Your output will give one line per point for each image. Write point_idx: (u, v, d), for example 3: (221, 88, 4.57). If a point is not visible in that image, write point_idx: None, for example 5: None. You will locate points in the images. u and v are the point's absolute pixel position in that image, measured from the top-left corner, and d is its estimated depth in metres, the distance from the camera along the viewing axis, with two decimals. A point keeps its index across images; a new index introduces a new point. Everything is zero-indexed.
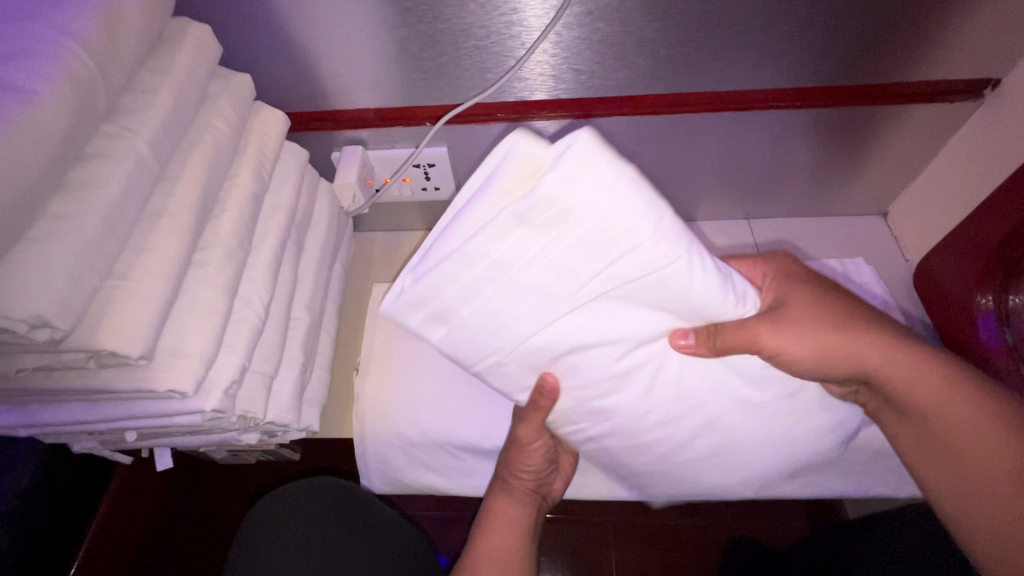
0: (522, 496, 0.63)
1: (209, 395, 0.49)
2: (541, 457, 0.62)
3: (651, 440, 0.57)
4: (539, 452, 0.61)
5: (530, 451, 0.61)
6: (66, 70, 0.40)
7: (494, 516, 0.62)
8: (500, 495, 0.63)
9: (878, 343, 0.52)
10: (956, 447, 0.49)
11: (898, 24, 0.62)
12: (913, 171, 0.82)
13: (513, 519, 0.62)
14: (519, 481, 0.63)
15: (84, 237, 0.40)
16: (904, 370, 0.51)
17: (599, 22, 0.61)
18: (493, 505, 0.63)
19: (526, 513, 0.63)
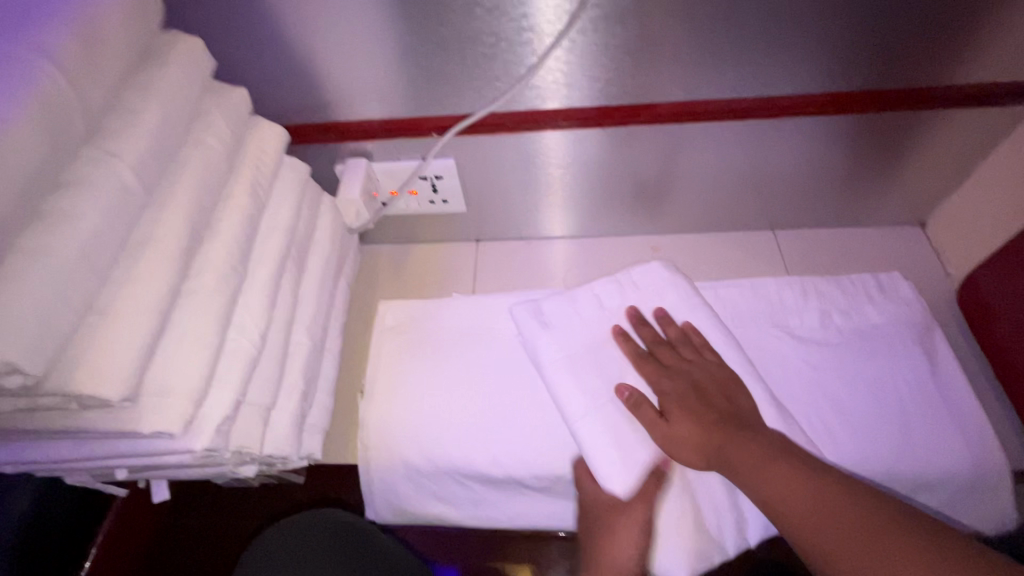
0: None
1: (200, 434, 0.46)
2: (640, 540, 0.56)
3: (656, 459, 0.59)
4: (636, 532, 0.56)
5: (623, 531, 0.56)
6: (39, 94, 0.37)
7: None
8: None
9: (695, 432, 0.55)
10: (796, 510, 0.46)
11: (946, 23, 0.56)
12: (955, 179, 0.76)
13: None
14: (615, 566, 0.54)
15: (60, 274, 0.37)
16: (716, 453, 0.53)
17: (616, 26, 0.56)
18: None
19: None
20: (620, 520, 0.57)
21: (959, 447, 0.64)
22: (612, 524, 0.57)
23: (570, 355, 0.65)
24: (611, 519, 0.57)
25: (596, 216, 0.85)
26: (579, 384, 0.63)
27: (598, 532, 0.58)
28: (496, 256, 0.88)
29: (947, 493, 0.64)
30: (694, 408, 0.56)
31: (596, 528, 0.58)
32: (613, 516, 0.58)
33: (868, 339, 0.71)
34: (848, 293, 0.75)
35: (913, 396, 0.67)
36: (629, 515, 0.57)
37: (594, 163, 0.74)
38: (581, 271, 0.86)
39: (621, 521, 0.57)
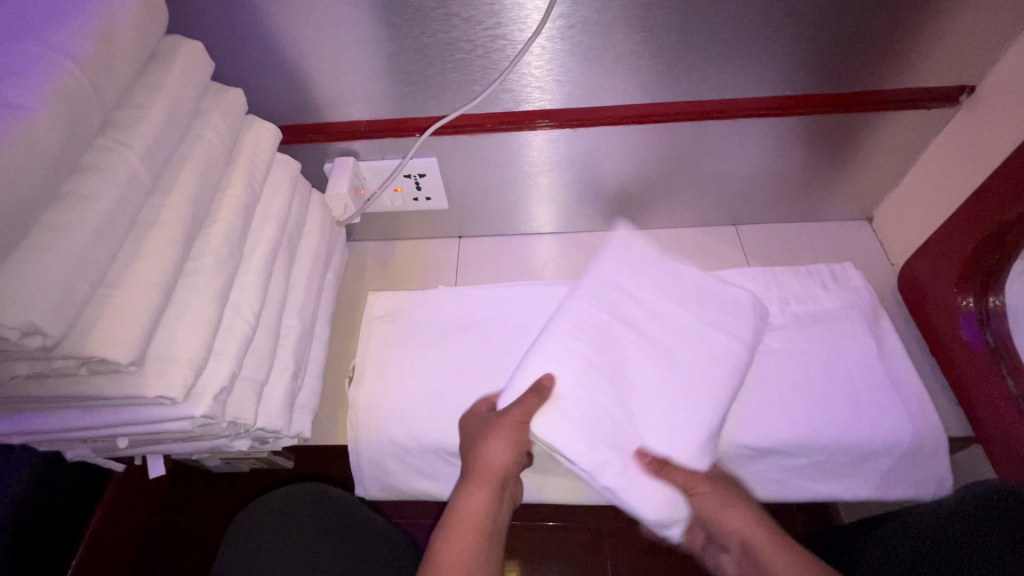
0: (489, 483, 0.59)
1: (199, 402, 0.50)
2: (513, 444, 0.61)
3: (593, 391, 0.64)
4: (510, 440, 0.61)
5: (494, 444, 0.61)
6: (59, 86, 0.42)
7: (463, 514, 0.56)
8: (468, 488, 0.59)
9: (747, 511, 0.62)
10: None
11: (873, 34, 0.63)
12: (895, 175, 0.83)
13: (483, 513, 0.57)
14: (490, 468, 0.60)
15: (76, 247, 0.41)
16: (773, 543, 0.58)
17: (581, 34, 0.62)
18: (462, 504, 0.57)
19: (494, 504, 0.58)
20: (500, 430, 0.62)
21: (902, 420, 0.70)
22: (492, 432, 0.62)
23: (603, 304, 0.70)
24: (491, 430, 0.62)
25: (572, 213, 0.91)
26: (591, 313, 0.68)
27: (477, 444, 0.62)
28: (477, 251, 0.94)
29: (887, 463, 0.69)
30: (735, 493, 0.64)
31: (476, 436, 0.64)
32: (493, 426, 0.63)
33: (818, 323, 0.77)
34: (803, 282, 0.81)
35: (861, 373, 0.73)
36: (505, 427, 0.62)
37: (567, 161, 0.80)
38: (559, 264, 0.92)
39: (501, 427, 0.62)
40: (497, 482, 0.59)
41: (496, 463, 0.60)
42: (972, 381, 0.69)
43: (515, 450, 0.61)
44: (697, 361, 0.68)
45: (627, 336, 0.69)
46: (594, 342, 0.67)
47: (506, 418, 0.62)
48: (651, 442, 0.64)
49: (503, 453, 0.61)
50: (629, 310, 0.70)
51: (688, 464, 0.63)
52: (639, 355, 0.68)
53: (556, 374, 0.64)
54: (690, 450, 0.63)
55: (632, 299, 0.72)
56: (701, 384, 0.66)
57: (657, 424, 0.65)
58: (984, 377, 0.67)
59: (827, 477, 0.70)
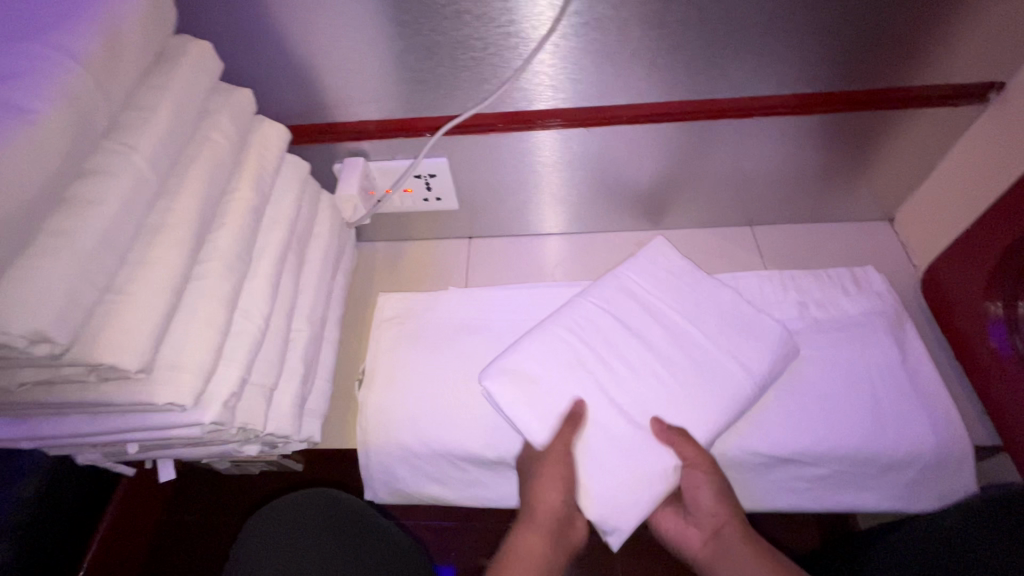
0: (546, 529, 0.58)
1: (208, 408, 0.49)
2: (564, 484, 0.60)
3: (569, 369, 0.65)
4: (561, 478, 0.60)
5: (545, 484, 0.60)
6: (65, 89, 0.41)
7: (521, 561, 0.55)
8: (523, 535, 0.57)
9: (729, 502, 0.60)
10: None
11: (900, 29, 0.61)
12: (919, 174, 0.81)
13: (541, 561, 0.55)
14: (545, 514, 0.59)
15: (83, 253, 0.41)
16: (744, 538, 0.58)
17: (595, 31, 0.61)
18: (519, 544, 0.57)
19: (553, 552, 0.56)
20: (549, 469, 0.61)
21: (926, 429, 0.68)
22: (542, 471, 0.61)
23: (609, 304, 0.71)
24: (541, 470, 0.61)
25: (583, 213, 0.89)
26: (592, 307, 0.70)
27: (529, 487, 0.61)
28: (487, 252, 0.92)
29: (909, 474, 0.67)
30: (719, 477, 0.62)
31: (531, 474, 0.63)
32: (541, 467, 0.62)
33: (838, 327, 0.75)
34: (822, 285, 0.79)
35: (882, 380, 0.71)
36: (555, 466, 0.61)
37: (580, 161, 0.78)
38: (571, 265, 0.90)
39: (550, 464, 0.61)
40: (553, 528, 0.58)
41: (550, 504, 0.59)
42: (999, 389, 0.67)
43: (565, 489, 0.60)
44: (692, 373, 0.66)
45: (628, 338, 0.68)
46: (587, 341, 0.67)
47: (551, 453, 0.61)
48: (615, 437, 0.63)
49: (556, 494, 0.60)
50: (635, 313, 0.70)
51: (653, 465, 0.61)
52: (636, 356, 0.67)
53: (536, 350, 0.66)
54: (655, 463, 0.61)
55: (641, 302, 0.71)
56: (689, 398, 0.65)
57: (630, 433, 0.63)
58: (1012, 385, 0.64)
59: (847, 485, 0.69)
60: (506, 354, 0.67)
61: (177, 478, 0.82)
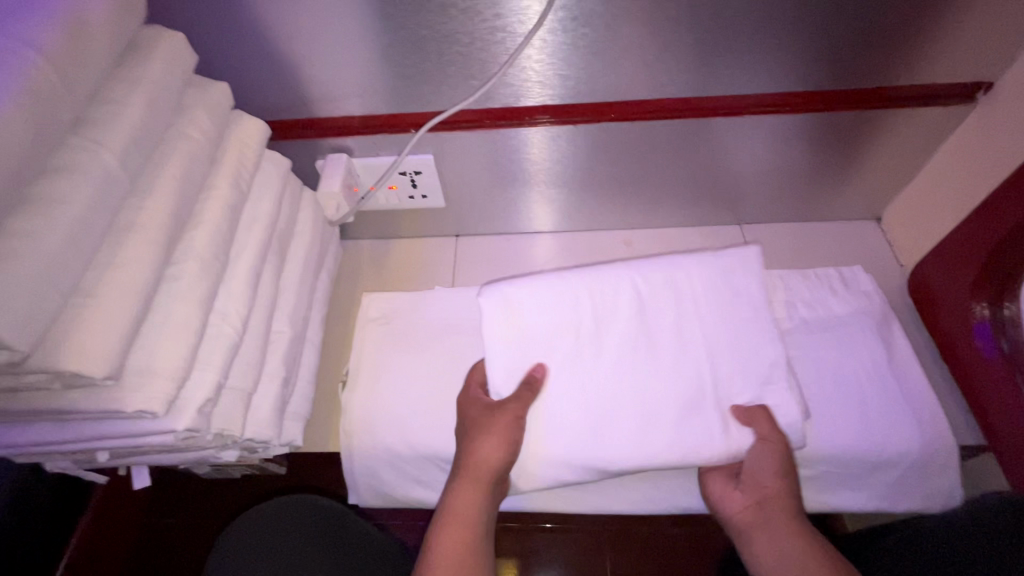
0: (481, 481, 0.59)
1: (181, 415, 0.47)
2: (504, 439, 0.61)
3: (562, 329, 0.65)
4: (501, 434, 0.61)
5: (484, 440, 0.61)
6: (26, 82, 0.39)
7: (453, 515, 0.57)
8: (459, 488, 0.59)
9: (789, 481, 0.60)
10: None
11: (892, 28, 0.60)
12: (907, 173, 0.81)
13: (474, 512, 0.57)
14: (483, 465, 0.60)
15: (46, 256, 0.39)
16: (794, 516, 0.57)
17: (585, 27, 0.59)
18: (453, 500, 0.58)
19: (485, 503, 0.58)
20: (491, 425, 0.62)
21: (912, 430, 0.68)
22: (483, 426, 0.62)
23: (646, 286, 0.66)
24: (483, 423, 0.62)
25: (572, 212, 0.88)
26: (627, 281, 0.66)
27: (467, 440, 0.62)
28: (475, 251, 0.91)
29: (894, 473, 0.68)
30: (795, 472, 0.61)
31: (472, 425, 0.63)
32: (483, 422, 0.62)
33: (827, 327, 0.75)
34: (811, 284, 0.78)
35: (869, 380, 0.71)
36: (496, 422, 0.62)
37: (568, 159, 0.77)
38: (560, 264, 0.90)
39: (495, 420, 0.62)
40: (489, 479, 0.59)
41: (487, 457, 0.60)
42: (985, 389, 0.67)
43: (505, 445, 0.61)
44: (674, 390, 0.64)
45: (641, 327, 0.66)
46: (596, 312, 0.65)
47: (500, 415, 0.62)
48: (562, 411, 0.64)
49: (495, 448, 0.61)
50: (667, 301, 0.66)
51: (580, 456, 0.63)
52: (637, 340, 0.65)
53: (543, 298, 0.65)
54: (580, 451, 0.63)
55: (678, 290, 0.66)
56: (656, 412, 0.63)
57: (577, 419, 0.64)
58: (998, 385, 0.65)
59: (834, 486, 0.69)
60: (513, 284, 0.66)
61: (155, 483, 0.79)
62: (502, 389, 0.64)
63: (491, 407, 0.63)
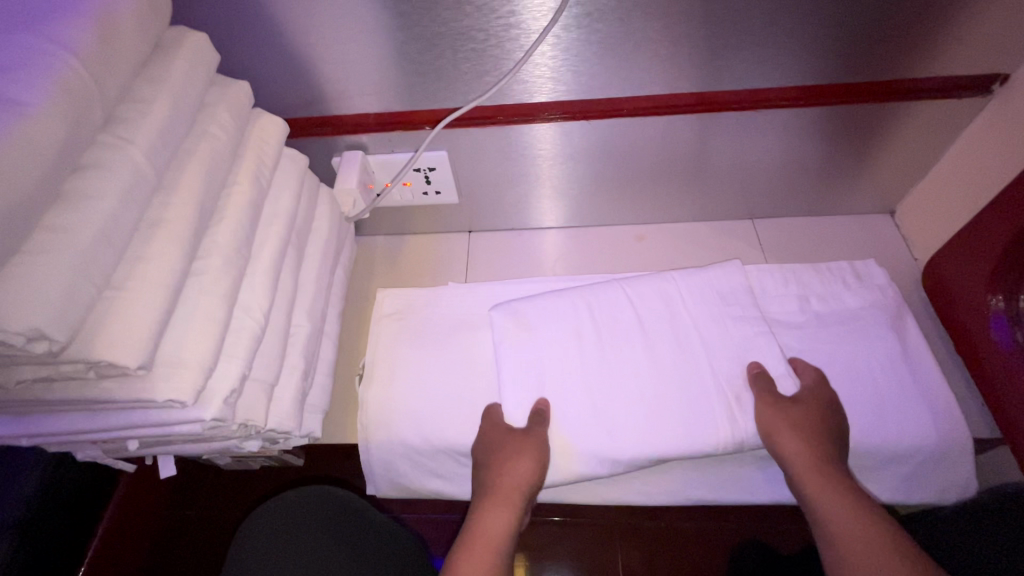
0: (511, 504, 0.62)
1: (208, 405, 0.49)
2: (534, 463, 0.65)
3: (566, 334, 0.72)
4: (530, 459, 0.65)
5: (513, 464, 0.64)
6: (60, 82, 0.40)
7: (484, 533, 0.59)
8: (490, 509, 0.61)
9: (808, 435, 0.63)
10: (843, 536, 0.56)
11: (906, 21, 0.60)
12: (921, 167, 0.80)
13: (503, 532, 0.60)
14: (512, 487, 0.63)
15: (80, 250, 0.40)
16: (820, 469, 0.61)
17: (598, 23, 0.60)
18: (483, 518, 0.61)
19: (514, 525, 0.61)
20: (522, 450, 0.65)
21: (927, 423, 0.68)
22: (514, 450, 0.65)
23: (645, 295, 0.74)
24: (513, 449, 0.65)
25: (585, 207, 0.89)
26: (626, 288, 0.74)
27: (497, 462, 0.65)
28: (488, 246, 0.92)
29: (908, 467, 0.68)
30: (823, 422, 0.64)
31: (500, 448, 0.66)
32: (513, 447, 0.65)
33: (841, 322, 0.75)
34: (824, 279, 0.78)
35: (883, 374, 0.71)
36: (521, 446, 0.65)
37: (581, 155, 0.78)
38: (573, 259, 0.90)
39: (519, 445, 0.65)
40: (519, 501, 0.62)
41: (516, 481, 0.63)
42: (1001, 383, 0.67)
43: (534, 469, 0.64)
44: (677, 388, 0.68)
45: (641, 331, 0.71)
46: (596, 319, 0.72)
47: (529, 436, 0.66)
48: (568, 409, 0.68)
49: (525, 472, 0.64)
50: (664, 308, 0.73)
51: (590, 452, 0.66)
52: (638, 341, 0.71)
53: (549, 304, 0.74)
54: (587, 446, 0.66)
55: (671, 296, 0.73)
56: (660, 407, 0.67)
57: (583, 417, 0.68)
58: (1014, 378, 0.64)
59: None
60: (522, 301, 0.75)
61: (177, 474, 0.82)
62: (521, 419, 0.68)
63: (517, 433, 0.66)
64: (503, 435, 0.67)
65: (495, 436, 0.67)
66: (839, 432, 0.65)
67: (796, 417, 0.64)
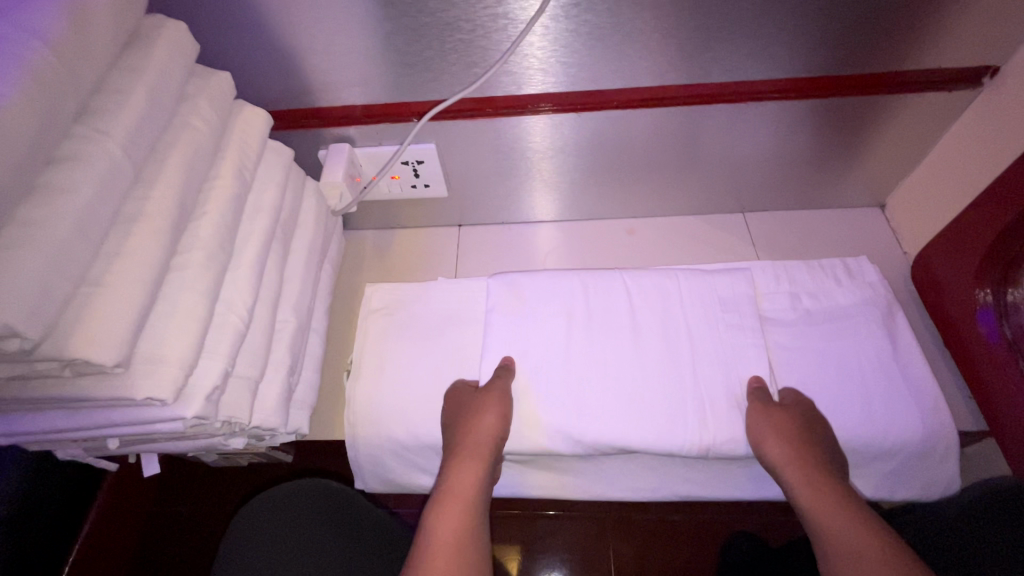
0: (478, 461, 0.61)
1: (191, 402, 0.48)
2: (500, 418, 0.65)
3: (556, 312, 0.72)
4: (497, 411, 0.65)
5: (480, 420, 0.64)
6: (31, 72, 0.38)
7: (454, 492, 0.59)
8: (457, 467, 0.61)
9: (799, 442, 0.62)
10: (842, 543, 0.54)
11: (899, 12, 0.59)
12: (910, 161, 0.80)
13: (472, 489, 0.59)
14: (481, 443, 0.63)
15: (53, 245, 0.39)
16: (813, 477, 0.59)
17: (587, 13, 0.59)
18: (452, 479, 0.60)
19: (483, 481, 0.60)
20: (486, 404, 0.65)
21: (914, 417, 0.68)
22: (478, 406, 0.65)
23: (639, 282, 0.74)
24: (479, 403, 0.65)
25: (575, 200, 0.88)
26: (618, 274, 0.75)
27: (465, 422, 0.65)
28: (477, 240, 0.92)
29: (895, 460, 0.68)
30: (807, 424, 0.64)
31: (468, 408, 0.66)
32: (479, 402, 0.65)
33: (831, 317, 0.75)
34: (815, 275, 0.78)
35: (872, 369, 0.71)
36: (489, 399, 0.65)
37: (571, 147, 0.77)
38: (564, 253, 0.90)
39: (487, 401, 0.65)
40: (487, 456, 0.62)
41: (484, 436, 0.63)
42: (988, 375, 0.67)
43: (501, 419, 0.65)
44: (663, 381, 0.68)
45: (631, 321, 0.71)
46: (587, 300, 0.73)
47: (490, 392, 0.66)
48: (546, 386, 0.68)
49: (491, 425, 0.64)
50: (656, 296, 0.73)
51: (561, 428, 0.66)
52: (626, 326, 0.71)
53: (544, 285, 0.74)
54: (558, 419, 0.66)
55: (660, 284, 0.73)
56: (643, 397, 0.67)
57: (561, 393, 0.68)
58: (1000, 371, 0.65)
59: None
60: (522, 275, 0.76)
61: (163, 472, 0.81)
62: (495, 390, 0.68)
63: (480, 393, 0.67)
64: (471, 397, 0.68)
65: (462, 402, 0.68)
66: (818, 427, 0.65)
67: (780, 420, 0.63)
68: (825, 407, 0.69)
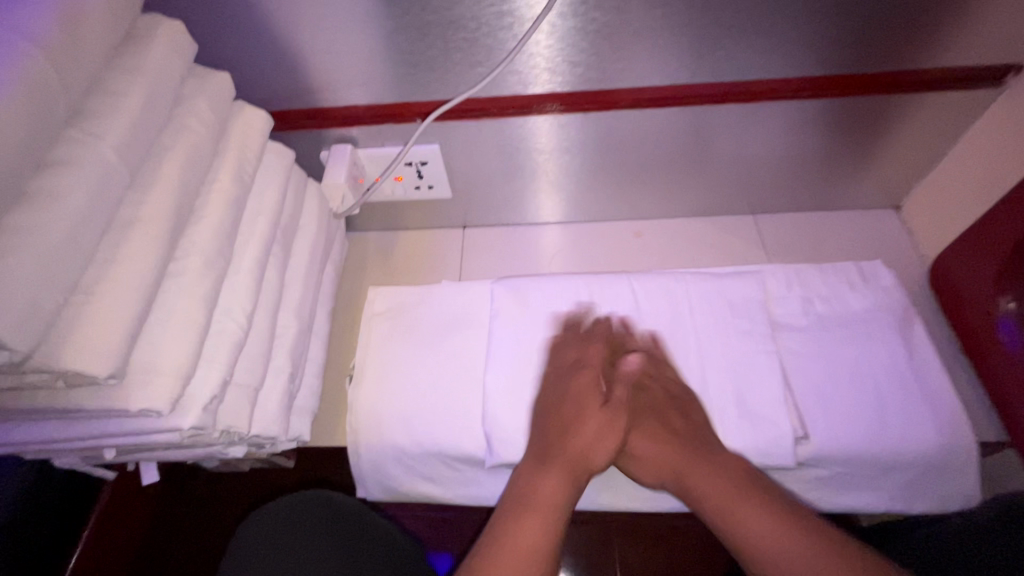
0: (570, 472, 0.51)
1: (188, 412, 0.47)
2: (613, 435, 0.54)
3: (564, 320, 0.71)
4: (614, 430, 0.54)
5: (585, 427, 0.54)
6: (21, 75, 0.37)
7: (537, 498, 0.49)
8: (544, 472, 0.51)
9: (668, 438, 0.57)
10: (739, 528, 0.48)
11: (919, 7, 0.57)
12: (927, 162, 0.78)
13: (557, 501, 0.49)
14: (582, 455, 0.52)
15: (43, 254, 0.38)
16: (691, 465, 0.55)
17: (595, 10, 0.57)
18: (538, 483, 0.50)
19: (571, 495, 0.50)
20: (594, 412, 0.55)
21: (931, 427, 0.66)
22: (582, 413, 0.55)
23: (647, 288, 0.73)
24: (583, 407, 0.55)
25: (581, 202, 0.86)
26: (625, 281, 0.74)
27: (566, 426, 0.55)
28: (482, 242, 0.90)
29: (912, 472, 0.66)
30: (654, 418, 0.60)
31: (566, 411, 0.56)
32: (585, 406, 0.55)
33: (844, 322, 0.73)
34: (828, 280, 0.76)
35: (887, 376, 0.69)
36: (601, 410, 0.55)
37: (578, 148, 0.75)
38: (569, 255, 0.88)
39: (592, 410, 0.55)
40: (582, 471, 0.52)
41: (587, 446, 0.53)
42: (1009, 384, 0.65)
43: (614, 438, 0.54)
44: None
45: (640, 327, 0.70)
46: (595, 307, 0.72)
47: (608, 402, 0.55)
48: None
49: (595, 438, 0.53)
50: (666, 302, 0.71)
51: None
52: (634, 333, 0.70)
53: (549, 291, 0.73)
54: None
55: (667, 289, 0.72)
56: None
57: None
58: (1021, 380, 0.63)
59: (851, 485, 0.67)
60: (526, 281, 0.75)
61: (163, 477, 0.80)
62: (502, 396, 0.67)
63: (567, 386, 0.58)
64: (574, 384, 0.58)
65: (570, 402, 0.57)
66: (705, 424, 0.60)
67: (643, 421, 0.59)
68: (840, 415, 0.67)
